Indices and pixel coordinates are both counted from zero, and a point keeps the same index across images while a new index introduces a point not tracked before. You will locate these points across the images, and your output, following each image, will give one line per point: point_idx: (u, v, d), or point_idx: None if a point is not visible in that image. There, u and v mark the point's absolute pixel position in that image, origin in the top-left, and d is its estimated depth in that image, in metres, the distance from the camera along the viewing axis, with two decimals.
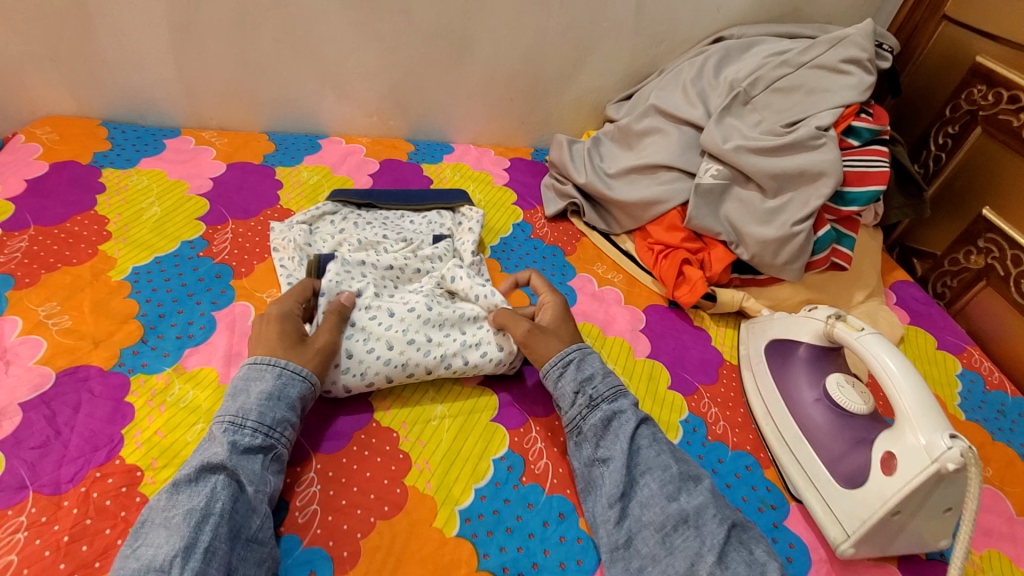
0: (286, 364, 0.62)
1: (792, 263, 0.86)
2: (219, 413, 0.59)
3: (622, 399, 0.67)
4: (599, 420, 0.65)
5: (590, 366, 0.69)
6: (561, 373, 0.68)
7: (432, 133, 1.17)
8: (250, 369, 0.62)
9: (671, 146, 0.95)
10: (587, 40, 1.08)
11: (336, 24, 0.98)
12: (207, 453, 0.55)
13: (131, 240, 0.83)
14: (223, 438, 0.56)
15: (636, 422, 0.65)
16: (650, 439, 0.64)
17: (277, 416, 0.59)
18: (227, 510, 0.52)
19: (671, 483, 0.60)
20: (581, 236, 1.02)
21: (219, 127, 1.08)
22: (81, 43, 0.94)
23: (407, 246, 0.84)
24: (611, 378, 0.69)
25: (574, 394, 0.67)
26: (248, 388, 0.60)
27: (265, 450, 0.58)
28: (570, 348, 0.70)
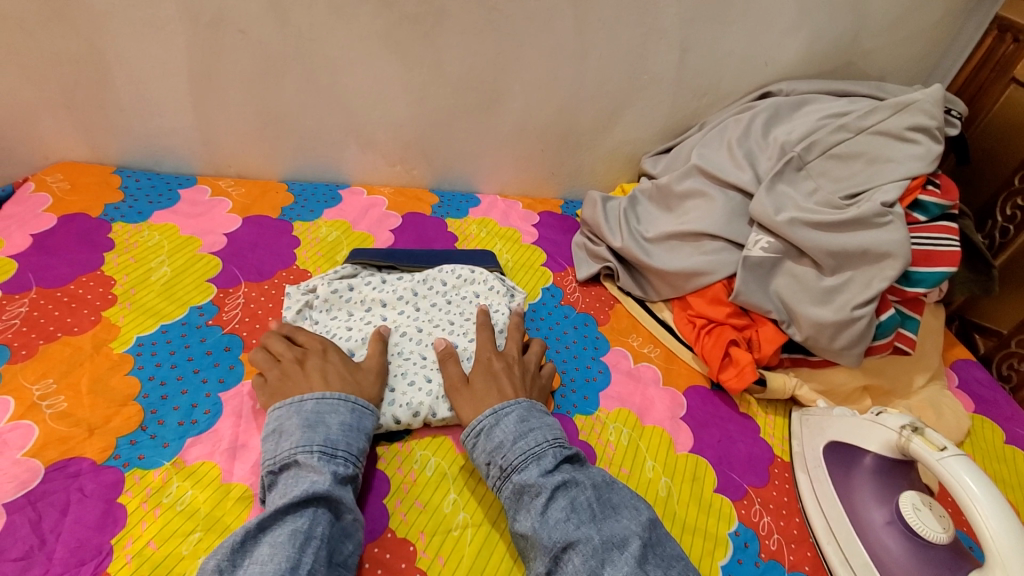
0: (356, 399, 0.64)
1: (851, 348, 0.79)
2: (300, 443, 0.58)
3: (533, 465, 0.59)
4: (511, 494, 0.59)
5: (501, 432, 0.63)
6: (474, 444, 0.63)
7: (457, 183, 1.11)
8: (321, 404, 0.62)
9: (715, 213, 0.88)
10: (626, 93, 1.02)
11: (362, 74, 0.93)
12: (304, 480, 0.55)
13: (137, 305, 0.77)
14: (318, 465, 0.57)
15: (547, 493, 0.57)
16: (566, 507, 0.56)
17: (361, 446, 0.61)
18: (327, 535, 0.53)
19: (592, 558, 0.53)
20: (614, 302, 0.95)
21: (236, 175, 1.04)
22: (97, 91, 0.90)
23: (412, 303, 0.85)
24: (523, 442, 0.61)
25: (487, 466, 0.62)
26: (325, 419, 0.61)
27: (352, 479, 0.59)
28: (482, 415, 0.65)
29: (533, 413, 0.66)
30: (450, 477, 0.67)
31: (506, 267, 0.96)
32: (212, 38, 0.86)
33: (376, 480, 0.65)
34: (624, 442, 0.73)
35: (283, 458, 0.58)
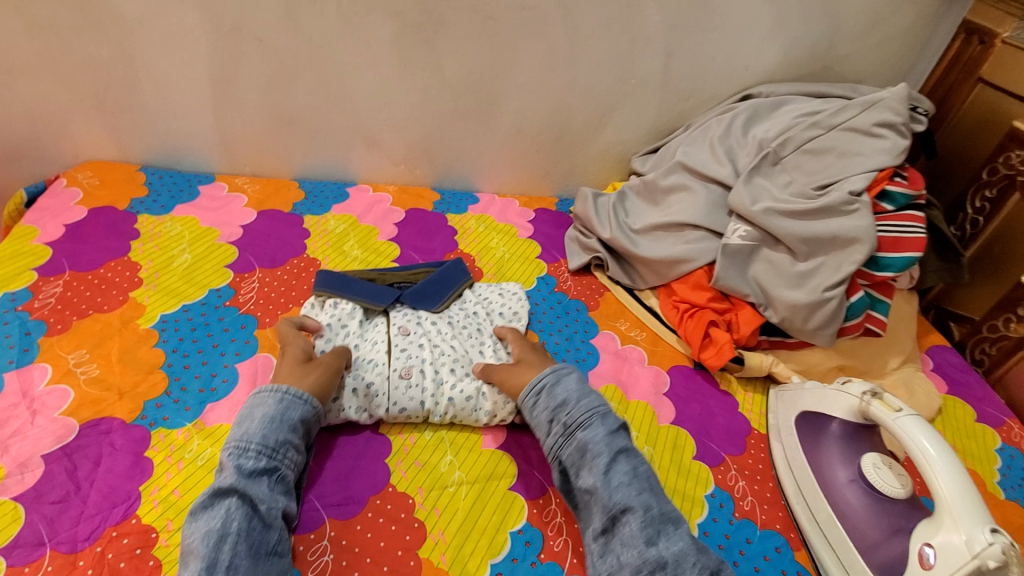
0: (286, 389, 0.66)
1: (824, 329, 0.84)
2: (230, 440, 0.63)
3: (598, 425, 0.68)
4: (574, 450, 0.67)
5: (563, 392, 0.72)
6: (535, 402, 0.71)
7: (458, 182, 1.18)
8: (255, 399, 0.66)
9: (697, 205, 0.94)
10: (615, 95, 1.08)
11: (368, 79, 1.01)
12: (219, 478, 0.59)
13: (161, 287, 0.84)
14: (229, 461, 0.60)
15: (610, 454, 0.65)
16: (627, 471, 0.64)
17: (280, 438, 0.63)
18: (243, 529, 0.55)
19: (650, 525, 0.60)
20: (604, 290, 1.00)
21: (252, 173, 1.11)
22: (125, 95, 0.98)
23: (458, 333, 0.83)
24: (586, 402, 0.70)
25: (549, 423, 0.70)
26: (252, 413, 0.65)
27: (269, 471, 0.61)
28: (543, 375, 0.73)
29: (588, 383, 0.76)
30: (446, 441, 0.73)
31: (503, 259, 1.02)
32: (232, 45, 0.94)
33: (378, 441, 0.71)
34: None
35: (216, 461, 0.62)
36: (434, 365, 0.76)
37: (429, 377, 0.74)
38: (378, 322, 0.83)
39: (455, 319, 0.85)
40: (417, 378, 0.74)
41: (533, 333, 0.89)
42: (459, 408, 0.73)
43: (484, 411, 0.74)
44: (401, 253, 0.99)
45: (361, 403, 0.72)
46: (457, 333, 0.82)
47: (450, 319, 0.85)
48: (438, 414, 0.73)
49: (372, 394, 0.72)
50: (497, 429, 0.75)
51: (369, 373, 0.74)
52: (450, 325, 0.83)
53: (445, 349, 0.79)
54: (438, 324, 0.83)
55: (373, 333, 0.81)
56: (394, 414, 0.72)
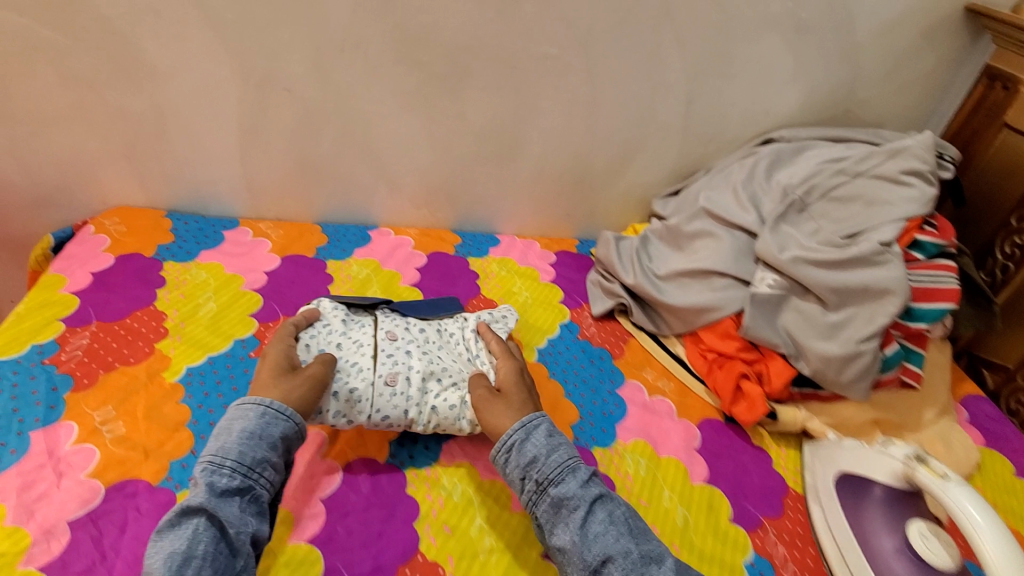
0: (271, 404, 0.64)
1: (858, 381, 0.82)
2: (203, 453, 0.61)
3: (570, 479, 0.64)
4: (549, 508, 0.63)
5: (533, 447, 0.66)
6: (506, 459, 0.67)
7: (479, 224, 1.18)
8: (236, 410, 0.64)
9: (723, 252, 0.93)
10: (637, 139, 1.09)
11: (392, 126, 1.02)
12: (189, 494, 0.58)
13: (186, 338, 0.84)
14: (201, 477, 0.58)
15: (586, 506, 0.62)
16: (604, 518, 0.61)
17: (257, 456, 0.61)
18: (209, 553, 0.54)
19: (632, 571, 0.58)
20: (628, 336, 0.99)
21: (275, 217, 1.12)
22: (155, 144, 1.00)
23: (446, 343, 0.82)
24: (556, 456, 0.66)
25: (522, 481, 0.65)
26: (231, 426, 0.62)
27: (242, 491, 0.59)
28: (512, 429, 0.68)
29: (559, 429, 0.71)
30: (475, 503, 0.71)
31: (526, 304, 1.01)
32: (261, 96, 0.95)
33: (406, 504, 0.69)
34: (643, 474, 0.76)
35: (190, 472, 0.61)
36: (421, 373, 0.75)
37: (416, 385, 0.73)
38: (364, 322, 0.81)
39: (444, 329, 0.84)
40: (403, 387, 0.73)
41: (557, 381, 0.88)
42: (442, 417, 0.74)
43: (467, 421, 0.74)
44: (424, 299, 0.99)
45: (342, 408, 0.71)
46: (445, 343, 0.82)
47: (439, 328, 0.84)
48: (420, 423, 0.73)
49: (355, 399, 0.71)
50: None
51: (352, 376, 0.73)
52: (438, 335, 0.83)
53: (435, 357, 0.77)
54: (427, 332, 0.82)
55: (357, 333, 0.78)
56: (377, 420, 0.72)
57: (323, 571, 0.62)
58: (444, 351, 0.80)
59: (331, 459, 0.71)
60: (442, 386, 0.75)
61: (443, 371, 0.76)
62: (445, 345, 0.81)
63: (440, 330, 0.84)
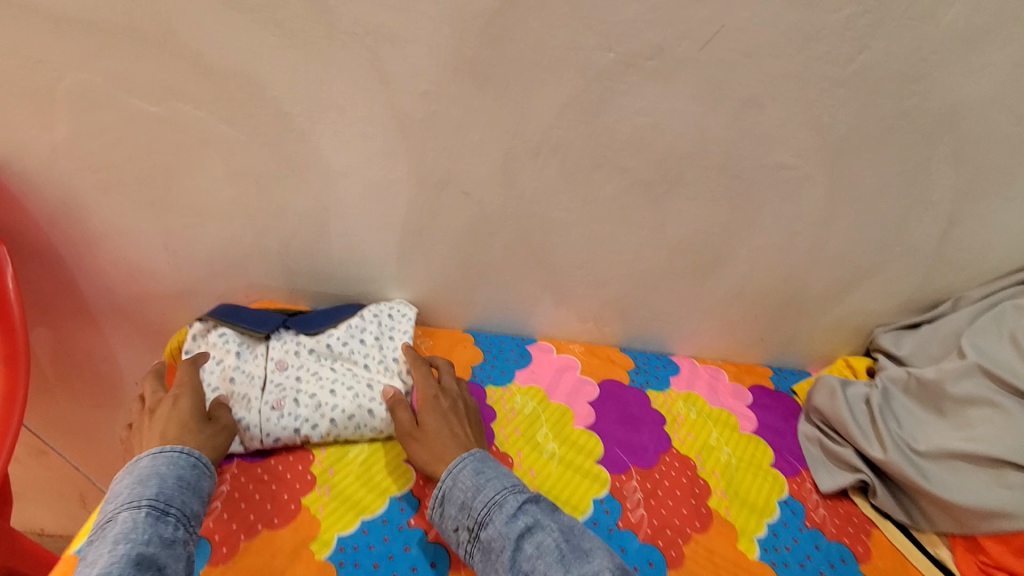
0: (199, 456, 0.62)
1: None
2: (127, 501, 0.54)
3: (496, 516, 0.59)
4: (482, 555, 0.59)
5: (462, 492, 0.62)
6: (444, 510, 0.63)
7: (650, 343, 1.00)
8: (159, 458, 0.60)
9: (1021, 434, 0.70)
10: (868, 263, 0.88)
11: (574, 235, 0.87)
12: (120, 543, 0.50)
13: (336, 492, 0.70)
14: (144, 523, 0.53)
15: (511, 546, 0.56)
16: (532, 554, 0.55)
17: (196, 508, 0.58)
18: None
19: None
20: (870, 525, 0.76)
21: (422, 321, 0.99)
22: (310, 241, 0.90)
23: (335, 355, 0.81)
24: (483, 495, 0.61)
25: (457, 531, 0.61)
26: (160, 473, 0.58)
27: (183, 545, 0.54)
28: (442, 478, 0.65)
29: (490, 462, 0.66)
30: None
31: (731, 466, 0.80)
32: (434, 198, 0.84)
33: None
34: None
35: (106, 521, 0.53)
36: (314, 393, 0.76)
37: (306, 404, 0.74)
38: (256, 347, 0.81)
39: (334, 337, 0.83)
40: (293, 408, 0.74)
41: None
42: (341, 428, 0.74)
43: (369, 428, 0.75)
44: (606, 452, 0.80)
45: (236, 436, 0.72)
46: (336, 356, 0.81)
47: (329, 339, 0.82)
48: (318, 435, 0.74)
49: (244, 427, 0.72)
50: None
51: (247, 405, 0.74)
52: (327, 348, 0.81)
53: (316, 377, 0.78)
54: (319, 348, 0.81)
55: (251, 365, 0.79)
56: (263, 444, 0.73)
57: None
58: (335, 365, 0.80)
59: None
60: (336, 401, 0.75)
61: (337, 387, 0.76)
62: (338, 360, 0.81)
63: (333, 340, 0.82)
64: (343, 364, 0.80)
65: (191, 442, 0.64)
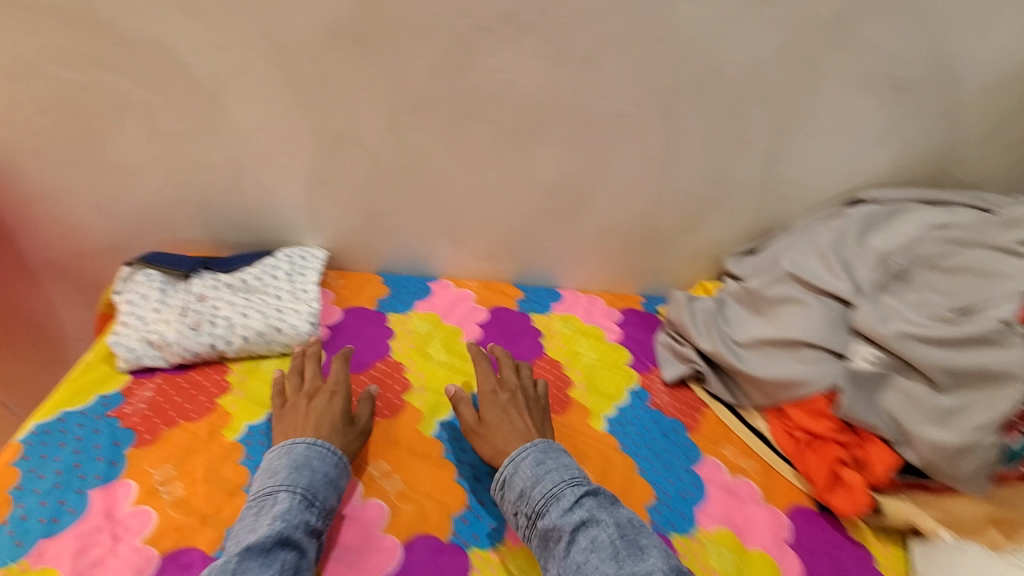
0: (342, 454, 0.71)
1: (977, 475, 0.73)
2: (283, 482, 0.65)
3: (553, 507, 0.65)
4: (539, 541, 0.65)
5: (521, 480, 0.68)
6: (502, 496, 0.70)
7: (540, 278, 1.15)
8: (310, 447, 0.69)
9: (814, 321, 0.84)
10: (709, 197, 1.04)
11: (460, 180, 1.01)
12: (275, 520, 0.60)
13: (248, 393, 0.82)
14: (297, 509, 0.62)
15: (568, 535, 0.62)
16: (586, 547, 0.61)
17: (333, 503, 0.66)
18: None
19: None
20: (703, 406, 0.93)
21: (337, 266, 1.12)
22: (229, 194, 1.02)
23: (248, 288, 0.93)
24: (540, 487, 0.67)
25: (514, 515, 0.68)
26: (311, 463, 0.68)
27: (317, 532, 0.63)
28: (503, 465, 0.70)
29: (552, 452, 0.71)
30: None
31: (592, 366, 0.96)
32: (334, 150, 0.97)
33: None
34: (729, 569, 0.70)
35: (263, 494, 0.64)
36: (229, 317, 0.88)
37: (220, 325, 0.86)
38: (179, 284, 0.93)
39: (247, 273, 0.94)
40: (208, 329, 0.86)
41: (629, 457, 0.82)
42: (252, 344, 0.87)
43: (277, 343, 0.88)
44: None
45: (159, 352, 0.84)
46: (249, 289, 0.93)
47: (243, 275, 0.94)
48: (231, 350, 0.86)
49: (165, 345, 0.84)
50: None
51: (168, 328, 0.85)
52: (242, 282, 0.93)
53: (231, 305, 0.89)
54: (233, 282, 0.93)
55: (174, 299, 0.90)
56: (185, 358, 0.85)
57: None
58: (248, 295, 0.92)
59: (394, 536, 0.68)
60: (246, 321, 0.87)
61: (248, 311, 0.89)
62: (252, 291, 0.93)
63: (247, 275, 0.94)
64: (255, 294, 0.92)
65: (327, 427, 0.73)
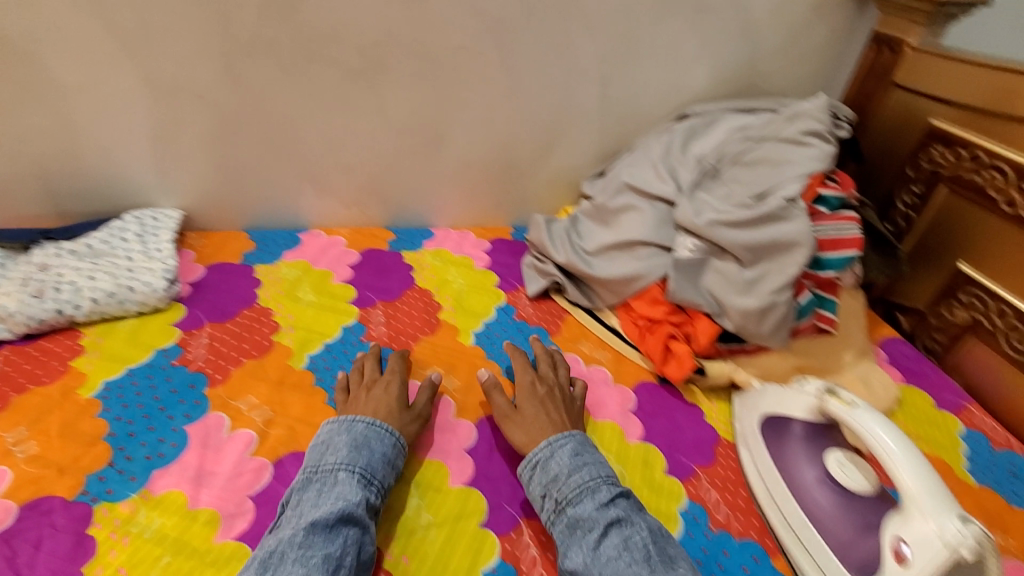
0: (398, 436, 0.70)
1: (777, 331, 0.87)
2: (344, 461, 0.64)
3: (588, 500, 0.64)
4: (564, 528, 0.63)
5: (556, 465, 0.68)
6: (530, 477, 0.69)
7: (412, 219, 1.19)
8: (370, 429, 0.69)
9: (646, 222, 0.95)
10: (557, 125, 1.11)
11: (312, 125, 1.01)
12: (338, 499, 0.60)
13: (104, 353, 0.81)
14: (356, 485, 0.62)
15: (600, 529, 0.61)
16: (619, 543, 0.60)
17: (389, 483, 0.66)
18: (353, 565, 0.56)
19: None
20: (564, 313, 1.02)
21: (200, 228, 1.09)
22: (64, 161, 0.96)
23: (96, 254, 0.91)
24: (577, 477, 0.66)
25: (542, 499, 0.67)
26: (370, 444, 0.67)
27: (373, 510, 0.63)
28: (538, 447, 0.70)
29: (586, 444, 0.71)
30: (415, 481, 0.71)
31: (460, 291, 1.02)
32: (172, 103, 0.94)
33: None
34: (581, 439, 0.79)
35: (326, 471, 0.64)
36: (75, 282, 0.85)
37: (65, 290, 0.84)
38: (17, 259, 0.89)
39: (94, 240, 0.92)
40: (53, 294, 0.83)
41: (494, 363, 0.89)
42: (104, 305, 0.85)
43: (132, 302, 0.86)
44: (358, 294, 0.98)
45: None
46: (98, 255, 0.91)
47: (89, 242, 0.92)
48: (81, 314, 0.84)
49: (4, 315, 0.80)
50: (466, 461, 0.74)
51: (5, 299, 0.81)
52: (89, 250, 0.91)
53: (77, 270, 0.87)
54: (79, 250, 0.90)
55: (13, 272, 0.86)
56: (30, 327, 0.81)
57: None
58: (97, 261, 0.90)
59: (261, 457, 0.71)
60: (96, 283, 0.85)
61: (97, 274, 0.87)
62: (101, 256, 0.91)
63: (94, 243, 0.92)
64: (104, 259, 0.90)
65: (370, 408, 0.73)
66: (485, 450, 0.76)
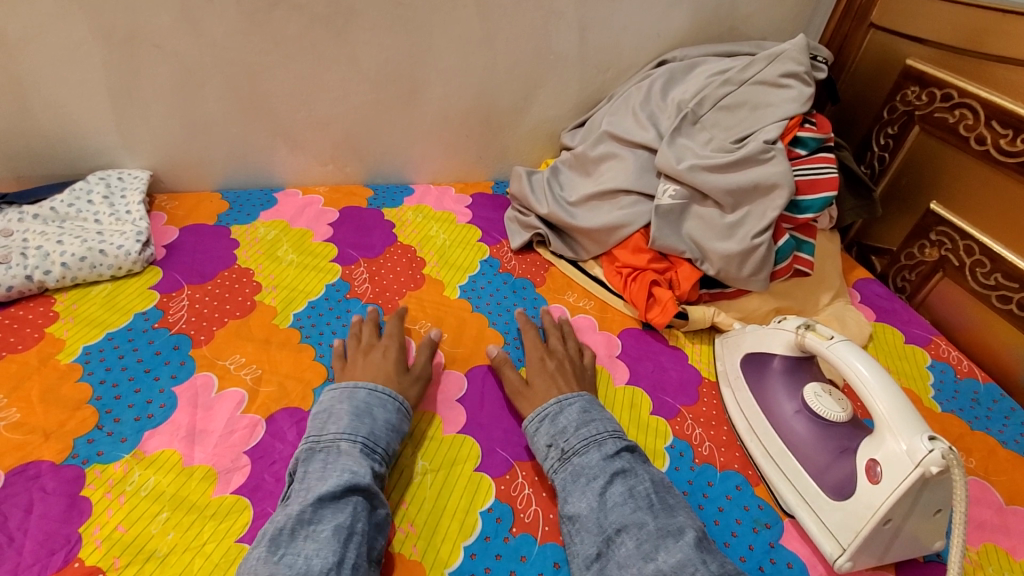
0: (402, 402, 0.70)
1: (757, 274, 0.88)
2: (346, 431, 0.64)
3: (594, 451, 0.66)
4: (568, 474, 0.65)
5: (565, 419, 0.70)
6: (537, 428, 0.70)
7: (391, 176, 1.17)
8: (372, 397, 0.68)
9: (627, 169, 0.96)
10: (535, 74, 1.09)
11: (280, 77, 0.97)
12: (344, 471, 0.60)
13: (80, 318, 0.79)
14: (359, 455, 0.62)
15: (605, 477, 0.63)
16: (624, 492, 0.62)
17: (394, 449, 0.66)
18: (365, 531, 0.57)
19: (647, 542, 0.58)
20: (548, 265, 1.02)
21: (169, 189, 1.06)
22: (18, 121, 0.92)
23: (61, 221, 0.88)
24: (585, 429, 0.68)
25: (547, 448, 0.68)
26: (373, 412, 0.67)
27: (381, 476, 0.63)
28: (547, 403, 0.72)
29: (598, 405, 0.73)
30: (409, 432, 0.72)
31: (444, 246, 1.01)
32: (128, 54, 0.89)
33: None
34: None
35: (328, 443, 0.63)
36: (41, 247, 0.82)
37: (32, 256, 0.81)
38: None
39: (54, 206, 0.89)
40: (19, 261, 0.80)
41: (481, 316, 0.90)
42: (76, 270, 0.82)
43: (106, 266, 0.84)
44: (339, 253, 0.96)
45: None
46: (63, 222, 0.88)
47: (52, 208, 0.89)
48: (53, 280, 0.81)
49: None
50: (458, 409, 0.76)
51: None
52: (52, 216, 0.88)
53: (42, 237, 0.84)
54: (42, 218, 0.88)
55: None
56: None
57: (253, 516, 0.61)
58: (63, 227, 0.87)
59: (253, 414, 0.71)
60: (63, 248, 0.83)
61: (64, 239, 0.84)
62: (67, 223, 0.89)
63: (56, 208, 0.89)
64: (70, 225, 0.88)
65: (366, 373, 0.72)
66: (476, 398, 0.77)
